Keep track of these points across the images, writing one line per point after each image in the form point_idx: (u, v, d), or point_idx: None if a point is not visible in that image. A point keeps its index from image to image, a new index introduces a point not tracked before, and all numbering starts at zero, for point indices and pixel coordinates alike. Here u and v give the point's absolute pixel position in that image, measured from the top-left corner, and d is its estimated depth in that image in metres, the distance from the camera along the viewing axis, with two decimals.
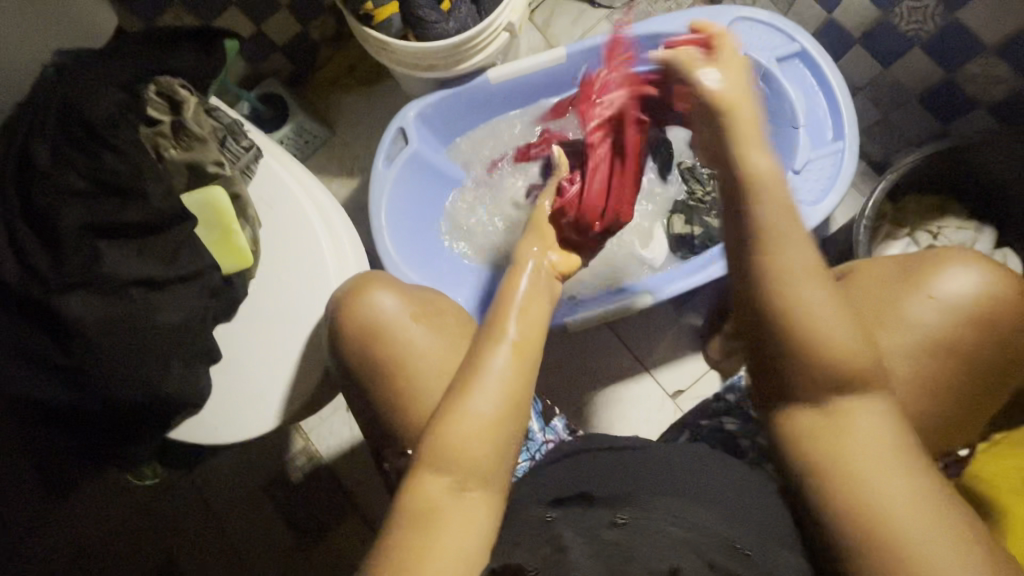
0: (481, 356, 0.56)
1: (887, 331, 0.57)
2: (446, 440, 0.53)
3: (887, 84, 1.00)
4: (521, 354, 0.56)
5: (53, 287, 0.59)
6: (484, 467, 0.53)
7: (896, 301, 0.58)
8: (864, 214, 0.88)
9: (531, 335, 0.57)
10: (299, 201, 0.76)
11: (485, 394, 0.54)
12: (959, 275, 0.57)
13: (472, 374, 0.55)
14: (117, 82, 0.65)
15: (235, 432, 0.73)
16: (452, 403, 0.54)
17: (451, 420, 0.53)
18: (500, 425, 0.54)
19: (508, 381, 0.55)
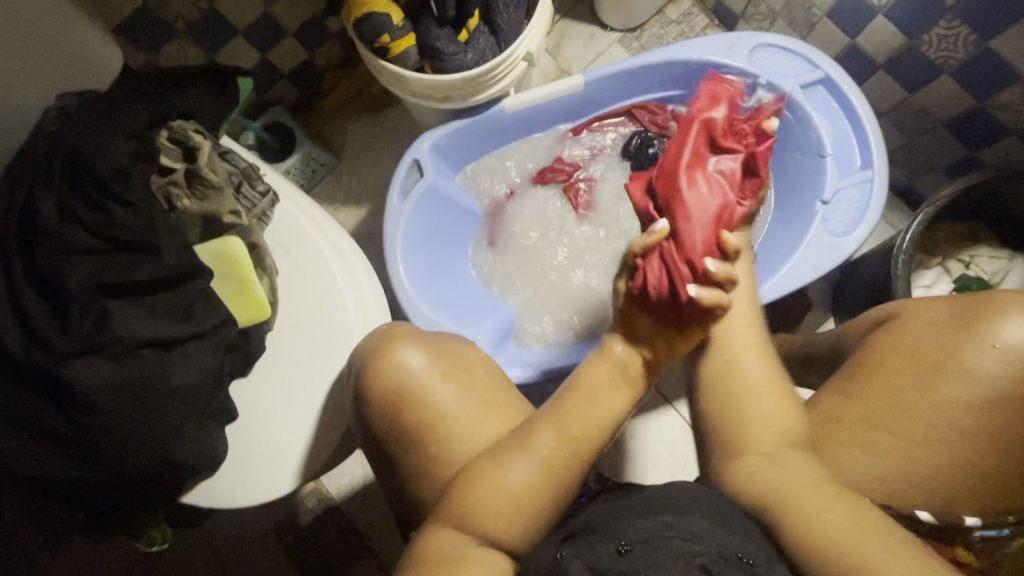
0: (533, 436, 0.56)
1: (954, 383, 0.58)
2: (474, 497, 0.54)
3: (912, 110, 0.98)
4: (571, 438, 0.55)
5: (57, 353, 0.55)
6: (512, 536, 0.53)
7: (958, 350, 0.59)
8: (902, 248, 0.86)
9: (587, 424, 0.56)
10: (317, 248, 0.72)
11: (523, 470, 0.54)
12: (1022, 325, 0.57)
13: (518, 451, 0.55)
14: (127, 126, 0.60)
15: (252, 495, 0.68)
16: (490, 464, 0.56)
17: (485, 477, 0.55)
18: (534, 500, 0.54)
19: (550, 460, 0.54)
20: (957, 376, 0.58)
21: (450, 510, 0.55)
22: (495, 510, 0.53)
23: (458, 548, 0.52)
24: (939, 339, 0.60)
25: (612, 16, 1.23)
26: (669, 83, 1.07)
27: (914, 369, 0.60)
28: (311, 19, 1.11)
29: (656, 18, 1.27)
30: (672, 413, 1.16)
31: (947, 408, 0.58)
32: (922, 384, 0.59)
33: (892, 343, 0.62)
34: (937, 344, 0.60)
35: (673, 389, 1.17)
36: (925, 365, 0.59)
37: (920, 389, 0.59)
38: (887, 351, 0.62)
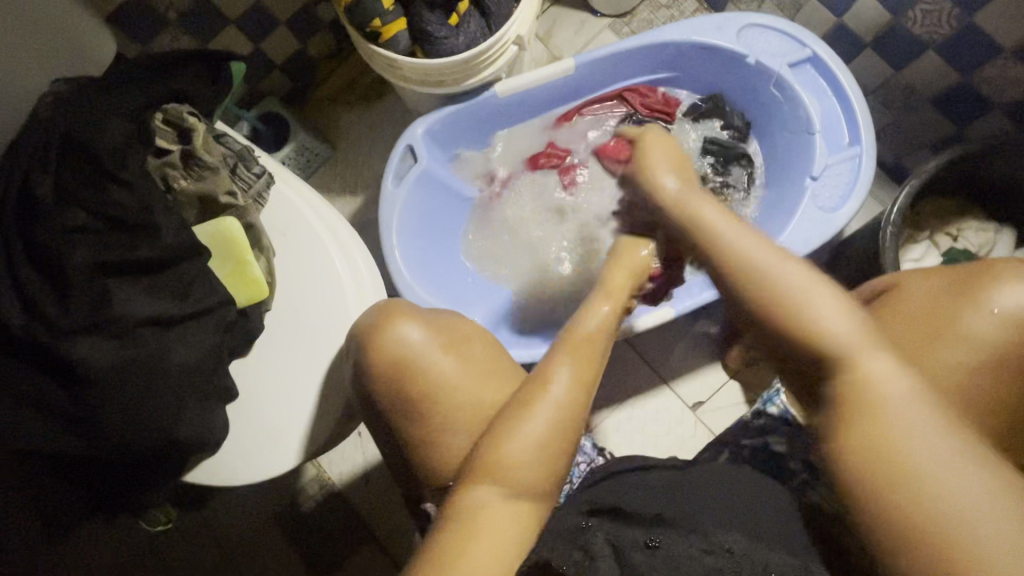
0: (546, 380, 0.58)
1: (950, 348, 0.58)
2: (496, 446, 0.54)
3: (899, 87, 0.99)
4: (579, 380, 0.58)
5: (58, 331, 0.55)
6: (536, 480, 0.53)
7: (953, 315, 0.59)
8: (890, 219, 0.88)
9: (592, 369, 0.59)
10: (314, 228, 0.73)
11: (544, 413, 0.55)
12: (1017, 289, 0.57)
13: (532, 397, 0.57)
14: (124, 110, 0.62)
15: (254, 473, 0.69)
16: (507, 419, 0.56)
17: (507, 425, 0.55)
18: (552, 445, 0.55)
19: (566, 402, 0.57)
20: (954, 343, 0.58)
21: (473, 464, 0.54)
22: (515, 458, 0.53)
23: (479, 500, 0.52)
24: (934, 307, 0.61)
25: (602, 2, 1.24)
26: (658, 65, 1.08)
27: (910, 337, 0.60)
28: (303, 9, 1.12)
29: (646, 3, 1.27)
30: (668, 393, 1.18)
31: (944, 373, 0.58)
32: (917, 349, 0.59)
33: (889, 314, 0.63)
34: (933, 312, 0.60)
35: (669, 370, 1.18)
36: (919, 333, 0.60)
37: (917, 356, 0.59)
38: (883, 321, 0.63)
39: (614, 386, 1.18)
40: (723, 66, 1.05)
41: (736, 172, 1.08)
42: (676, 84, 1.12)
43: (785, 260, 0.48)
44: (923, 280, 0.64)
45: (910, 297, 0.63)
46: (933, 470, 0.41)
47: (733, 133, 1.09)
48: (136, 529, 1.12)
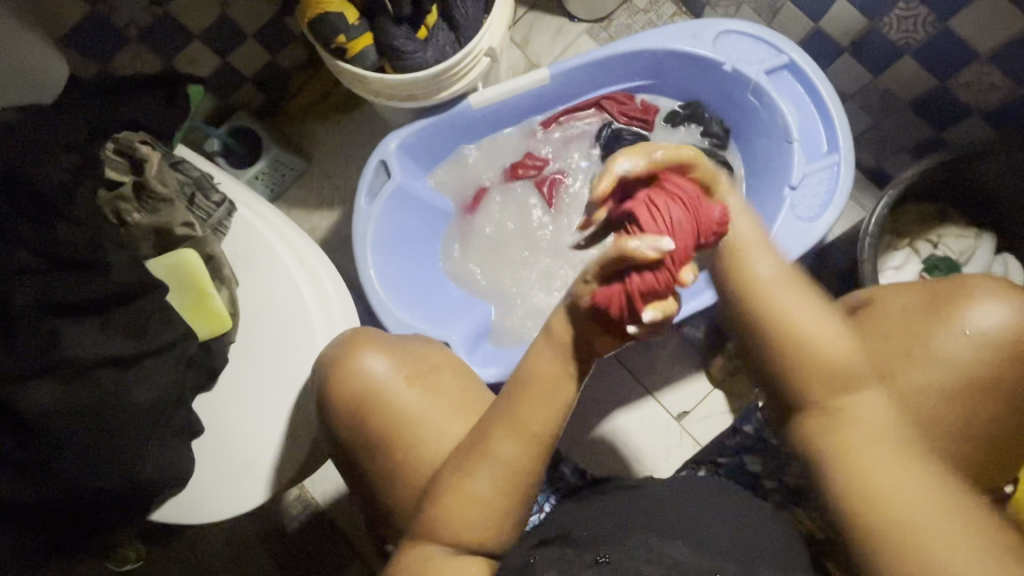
0: (491, 440, 0.53)
1: (922, 367, 0.57)
2: (446, 508, 0.54)
3: (877, 91, 0.98)
4: (528, 440, 0.52)
5: (5, 378, 0.53)
6: (486, 540, 0.54)
7: (926, 335, 0.58)
8: (868, 229, 0.87)
9: (537, 424, 0.52)
10: (277, 255, 0.71)
11: (486, 478, 0.53)
12: (992, 310, 0.56)
13: (477, 460, 0.53)
14: (68, 143, 0.59)
15: (222, 509, 0.67)
16: (457, 474, 0.55)
17: (457, 485, 0.54)
18: (500, 502, 0.53)
19: (513, 466, 0.52)
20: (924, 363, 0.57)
21: (425, 523, 0.54)
22: (461, 516, 0.53)
23: (430, 557, 0.53)
24: (908, 324, 0.59)
25: (579, 7, 1.22)
26: (635, 73, 1.06)
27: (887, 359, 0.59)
28: (272, 21, 1.09)
29: (623, 7, 1.26)
30: (653, 403, 1.17)
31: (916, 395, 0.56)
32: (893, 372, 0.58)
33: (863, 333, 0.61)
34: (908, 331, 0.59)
35: (654, 379, 1.17)
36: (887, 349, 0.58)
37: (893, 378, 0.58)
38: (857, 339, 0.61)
39: (598, 398, 1.17)
40: (700, 74, 1.04)
41: None
42: (654, 91, 1.10)
43: (782, 275, 0.49)
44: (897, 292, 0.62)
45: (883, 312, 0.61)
46: (876, 477, 0.46)
47: (713, 139, 1.08)
48: None
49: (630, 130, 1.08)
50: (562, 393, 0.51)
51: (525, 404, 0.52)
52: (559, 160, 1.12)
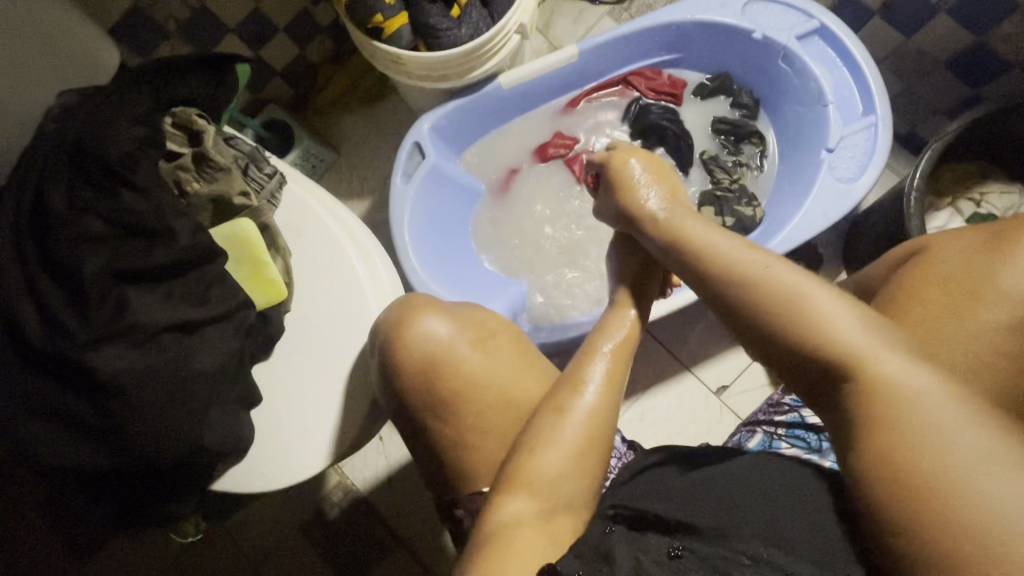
0: (579, 395, 0.59)
1: (832, 324, 0.49)
2: (536, 468, 0.55)
3: (911, 53, 0.98)
4: (610, 389, 0.60)
5: (81, 341, 0.54)
6: (569, 499, 0.55)
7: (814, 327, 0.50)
8: (913, 184, 0.85)
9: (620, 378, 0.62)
10: (328, 227, 0.72)
11: (578, 426, 0.57)
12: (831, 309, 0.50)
13: (570, 416, 0.58)
14: (134, 116, 0.60)
15: (281, 479, 0.68)
16: (541, 433, 0.58)
17: (539, 439, 0.57)
18: (584, 456, 0.57)
19: (598, 413, 0.59)
20: (827, 312, 0.50)
21: (506, 480, 0.56)
22: (557, 481, 0.55)
23: (513, 516, 0.53)
24: (966, 264, 0.58)
25: None
26: (662, 47, 1.07)
27: (949, 302, 0.57)
28: (301, 13, 1.12)
29: None
30: (691, 379, 1.16)
31: (873, 349, 0.47)
32: (957, 313, 0.57)
33: (920, 281, 0.61)
34: (970, 271, 0.58)
35: (691, 356, 1.17)
36: (799, 327, 0.50)
37: (960, 317, 0.56)
38: (916, 287, 0.60)
39: (635, 375, 1.17)
40: (729, 43, 1.04)
41: (747, 151, 1.07)
42: (681, 66, 1.10)
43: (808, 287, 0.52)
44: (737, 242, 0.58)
45: (776, 279, 0.53)
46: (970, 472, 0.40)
47: (743, 111, 1.08)
48: (165, 544, 1.11)
49: (659, 105, 1.09)
50: (626, 353, 0.63)
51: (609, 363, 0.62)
52: (588, 138, 1.12)
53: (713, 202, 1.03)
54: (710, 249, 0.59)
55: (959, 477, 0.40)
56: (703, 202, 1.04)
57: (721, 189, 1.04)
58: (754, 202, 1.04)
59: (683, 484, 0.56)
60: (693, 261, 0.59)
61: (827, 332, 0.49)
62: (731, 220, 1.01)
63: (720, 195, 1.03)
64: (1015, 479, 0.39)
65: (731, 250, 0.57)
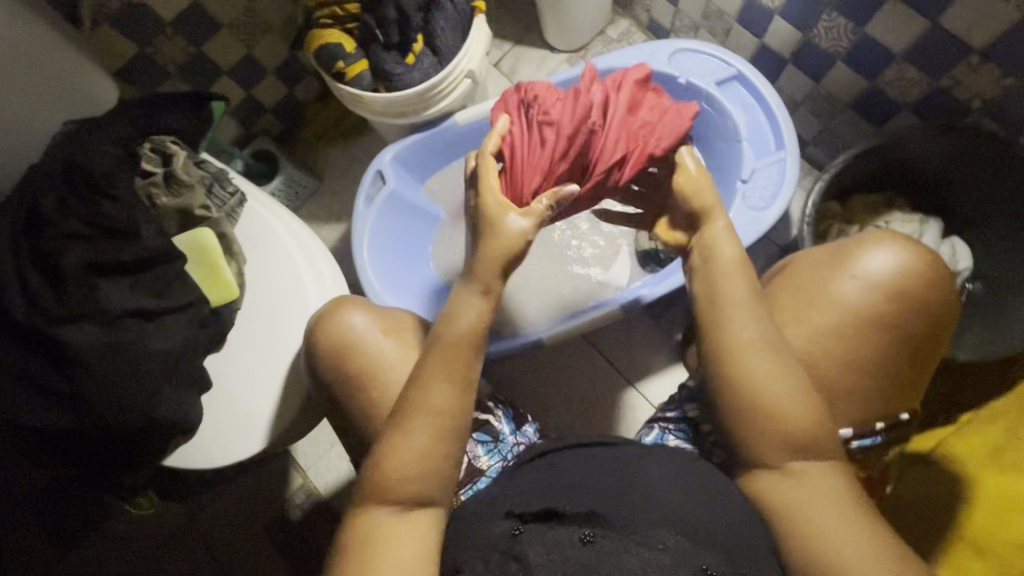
0: (425, 395, 0.63)
1: (756, 357, 0.65)
2: (393, 463, 0.61)
3: (821, 96, 1.09)
4: (453, 380, 0.64)
5: (56, 320, 0.65)
6: (433, 486, 0.62)
7: (744, 375, 0.65)
8: (806, 213, 0.94)
9: (467, 367, 0.65)
10: (280, 236, 0.83)
11: (426, 425, 0.62)
12: (762, 365, 0.64)
13: (420, 414, 0.62)
14: (116, 140, 0.73)
15: (224, 456, 0.77)
16: (395, 432, 0.63)
17: (393, 440, 0.62)
18: (433, 449, 0.62)
19: (443, 409, 0.63)
20: (760, 373, 0.64)
21: (368, 490, 0.61)
22: (408, 474, 0.61)
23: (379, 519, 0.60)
24: (814, 275, 0.71)
25: (556, 38, 1.39)
26: None
27: (794, 306, 0.70)
28: (290, 59, 1.28)
29: (599, 38, 1.42)
30: (635, 394, 1.22)
31: (783, 382, 0.64)
32: (800, 319, 0.69)
33: (783, 288, 0.73)
34: (813, 283, 0.70)
35: (635, 372, 1.24)
36: (731, 367, 0.66)
37: (803, 322, 0.69)
38: (780, 293, 0.72)
39: (581, 389, 1.24)
40: None
41: None
42: None
43: (755, 340, 0.66)
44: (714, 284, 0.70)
45: (727, 331, 0.67)
46: (823, 514, 0.60)
47: None
48: (138, 536, 1.19)
49: None
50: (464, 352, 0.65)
51: (448, 355, 0.65)
52: None
53: None
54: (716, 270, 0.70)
55: (826, 522, 0.59)
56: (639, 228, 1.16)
57: None
58: None
59: (573, 474, 0.65)
60: (704, 284, 0.71)
61: (751, 364, 0.65)
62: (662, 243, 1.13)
63: None
64: (851, 526, 0.58)
65: (708, 294, 0.70)
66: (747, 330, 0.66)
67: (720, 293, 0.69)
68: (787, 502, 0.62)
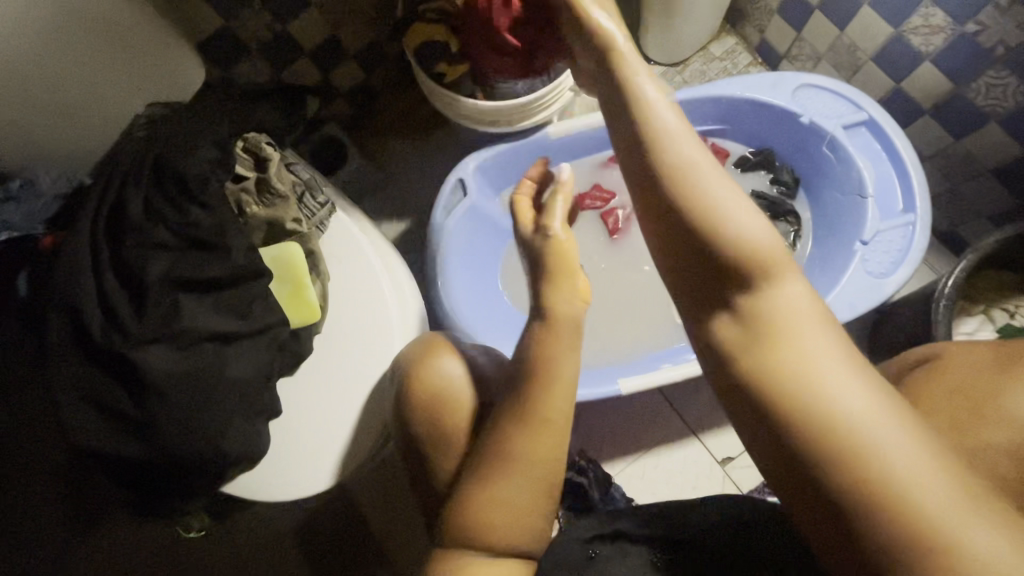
0: (508, 442, 0.57)
1: (791, 282, 0.50)
2: (481, 518, 0.56)
3: (957, 155, 0.98)
4: (551, 433, 0.57)
5: (133, 339, 0.58)
6: (526, 545, 0.57)
7: (755, 293, 0.50)
8: (944, 291, 0.85)
9: (557, 414, 0.58)
10: (367, 257, 0.76)
11: (518, 478, 0.56)
12: (795, 290, 0.50)
13: (511, 467, 0.56)
14: (212, 139, 0.65)
15: (291, 490, 0.71)
16: (482, 480, 0.57)
17: (481, 491, 0.57)
18: (529, 505, 0.57)
19: (536, 462, 0.57)
20: (788, 292, 0.49)
21: (454, 536, 0.56)
22: (498, 524, 0.55)
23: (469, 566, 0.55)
24: (977, 382, 0.59)
25: (656, 51, 1.25)
26: (713, 118, 1.08)
27: (955, 413, 0.57)
28: (374, 43, 1.18)
29: (700, 53, 1.29)
30: (697, 444, 1.16)
31: (878, 417, 0.43)
32: (960, 427, 0.56)
33: (929, 388, 0.61)
34: (977, 388, 0.58)
35: (700, 421, 1.17)
36: (733, 266, 0.51)
37: (965, 433, 0.56)
38: (922, 397, 0.61)
39: (640, 431, 1.17)
40: (778, 123, 1.05)
41: (781, 228, 1.08)
42: (726, 136, 1.11)
43: (773, 248, 0.51)
44: (700, 171, 0.54)
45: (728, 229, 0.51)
46: (899, 481, 0.41)
47: (782, 188, 1.10)
48: None
49: None
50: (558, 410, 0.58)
51: (534, 396, 0.58)
52: (624, 194, 1.17)
53: None
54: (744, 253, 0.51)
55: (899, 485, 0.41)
56: None
57: None
58: None
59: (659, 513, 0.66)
60: (744, 272, 0.50)
61: (826, 388, 0.44)
62: None
63: None
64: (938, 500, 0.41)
65: (704, 176, 0.54)
66: (756, 223, 0.52)
67: (707, 188, 0.53)
68: (841, 462, 0.43)
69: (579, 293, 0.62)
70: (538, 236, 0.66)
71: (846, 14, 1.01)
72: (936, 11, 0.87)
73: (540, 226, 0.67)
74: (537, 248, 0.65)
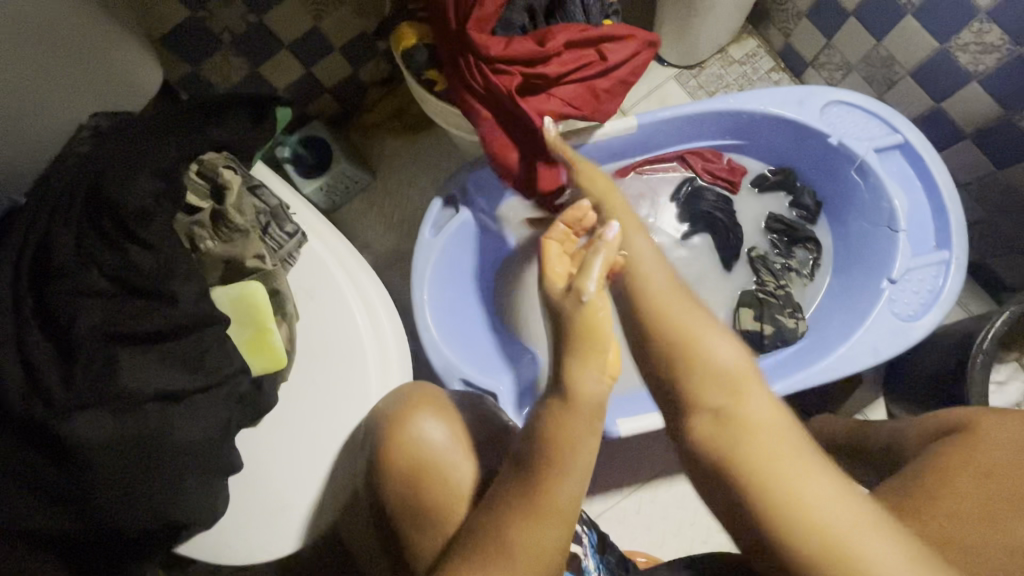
0: (505, 530, 0.50)
1: (719, 345, 0.53)
2: None
3: (998, 184, 0.90)
4: (546, 523, 0.50)
5: (56, 408, 0.50)
6: None
7: (697, 353, 0.53)
8: (983, 346, 0.78)
9: (562, 500, 0.50)
10: (343, 293, 0.68)
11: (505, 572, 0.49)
12: (723, 346, 0.53)
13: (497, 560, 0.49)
14: (156, 167, 0.57)
15: (250, 556, 0.64)
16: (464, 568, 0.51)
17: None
18: None
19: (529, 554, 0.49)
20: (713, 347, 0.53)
21: None
22: None
23: None
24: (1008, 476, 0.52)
25: (670, 51, 1.14)
26: (728, 132, 0.99)
27: (987, 502, 0.51)
28: (360, 36, 1.08)
29: (717, 56, 1.18)
30: None
31: (849, 505, 0.44)
32: (991, 516, 0.50)
33: (955, 467, 0.55)
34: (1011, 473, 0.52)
35: None
36: (682, 342, 0.54)
37: (993, 526, 0.49)
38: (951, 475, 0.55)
39: (637, 463, 1.10)
40: (801, 142, 0.96)
41: (799, 255, 1.00)
42: (743, 152, 1.02)
43: (731, 350, 0.53)
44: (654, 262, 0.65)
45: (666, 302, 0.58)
46: (844, 529, 0.43)
47: (802, 212, 1.01)
48: None
49: (712, 190, 1.02)
50: (554, 499, 0.50)
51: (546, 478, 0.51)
52: None
53: (754, 305, 0.97)
54: (705, 357, 0.53)
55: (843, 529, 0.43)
56: (742, 302, 0.98)
57: (766, 291, 0.97)
58: (798, 313, 0.96)
59: None
60: (706, 370, 0.52)
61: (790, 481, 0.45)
62: (770, 328, 0.95)
63: (762, 299, 0.96)
64: (878, 544, 0.42)
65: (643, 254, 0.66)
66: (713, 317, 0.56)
67: (642, 261, 0.64)
68: (783, 508, 0.44)
69: (607, 370, 0.52)
70: (568, 299, 0.53)
71: (885, 23, 0.90)
72: (992, 28, 0.77)
73: (573, 287, 0.54)
74: (565, 316, 0.53)
